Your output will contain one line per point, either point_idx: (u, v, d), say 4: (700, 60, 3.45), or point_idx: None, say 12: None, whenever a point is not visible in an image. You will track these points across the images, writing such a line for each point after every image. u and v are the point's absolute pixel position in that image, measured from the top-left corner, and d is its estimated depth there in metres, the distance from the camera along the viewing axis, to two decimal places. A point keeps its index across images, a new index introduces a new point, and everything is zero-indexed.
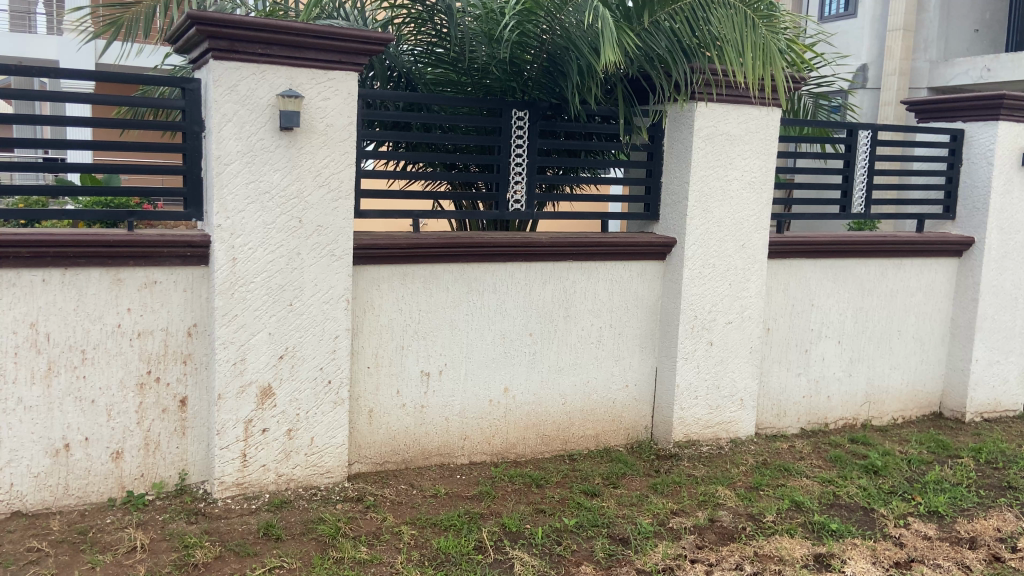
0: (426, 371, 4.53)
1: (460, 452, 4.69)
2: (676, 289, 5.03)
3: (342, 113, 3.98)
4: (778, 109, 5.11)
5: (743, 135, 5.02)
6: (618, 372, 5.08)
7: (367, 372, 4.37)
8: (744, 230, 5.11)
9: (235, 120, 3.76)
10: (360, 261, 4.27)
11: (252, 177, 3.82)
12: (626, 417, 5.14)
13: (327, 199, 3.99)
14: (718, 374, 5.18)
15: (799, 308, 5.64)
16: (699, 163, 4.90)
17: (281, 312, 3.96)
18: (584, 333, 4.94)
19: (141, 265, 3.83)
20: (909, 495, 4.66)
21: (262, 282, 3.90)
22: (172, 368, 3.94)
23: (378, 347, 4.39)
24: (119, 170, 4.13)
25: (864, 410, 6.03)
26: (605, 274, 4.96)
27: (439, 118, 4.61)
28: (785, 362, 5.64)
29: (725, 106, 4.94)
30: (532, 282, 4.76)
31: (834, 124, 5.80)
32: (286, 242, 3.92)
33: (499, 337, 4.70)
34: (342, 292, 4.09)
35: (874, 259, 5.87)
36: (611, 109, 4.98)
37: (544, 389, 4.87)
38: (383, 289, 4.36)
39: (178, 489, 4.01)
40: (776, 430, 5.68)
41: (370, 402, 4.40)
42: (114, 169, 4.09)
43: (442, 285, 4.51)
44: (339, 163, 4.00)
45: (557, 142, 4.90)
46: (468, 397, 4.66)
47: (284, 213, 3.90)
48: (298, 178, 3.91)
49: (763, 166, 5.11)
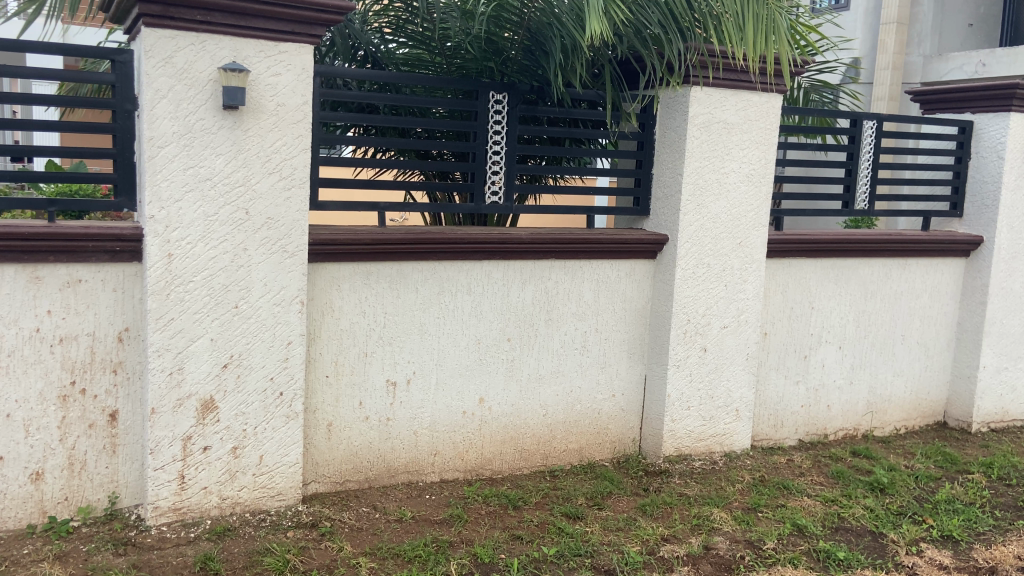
0: (392, 380, 4.09)
1: (429, 469, 4.26)
2: (668, 290, 4.61)
3: (296, 91, 3.51)
4: (779, 95, 4.70)
5: (742, 124, 4.61)
6: (604, 380, 4.66)
7: (325, 382, 3.93)
8: (741, 227, 4.70)
9: (172, 96, 3.29)
10: (318, 259, 3.82)
11: (190, 163, 3.36)
12: (612, 429, 4.72)
13: (278, 188, 3.53)
14: (712, 383, 4.77)
15: (798, 311, 5.25)
16: (694, 153, 4.49)
17: (225, 316, 3.50)
18: (566, 338, 4.52)
19: (63, 261, 3.36)
20: (919, 517, 4.30)
21: (203, 281, 3.44)
22: (100, 378, 3.48)
23: (338, 354, 3.94)
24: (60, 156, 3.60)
25: (866, 420, 5.66)
26: (591, 273, 4.54)
27: (408, 99, 4.16)
28: (783, 368, 5.25)
29: (722, 92, 4.52)
30: (511, 282, 4.33)
31: (836, 113, 5.39)
32: (230, 236, 3.46)
33: (475, 342, 4.27)
34: (296, 293, 3.63)
35: (877, 259, 5.49)
36: (598, 93, 4.55)
37: (523, 398, 4.45)
38: (344, 289, 3.92)
39: (108, 514, 3.55)
40: (773, 442, 5.29)
41: (328, 414, 3.95)
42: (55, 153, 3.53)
43: (411, 285, 4.07)
44: (292, 147, 3.53)
45: (539, 129, 4.46)
46: (439, 408, 4.22)
47: (229, 203, 3.44)
48: (244, 164, 3.45)
49: (763, 157, 4.71)
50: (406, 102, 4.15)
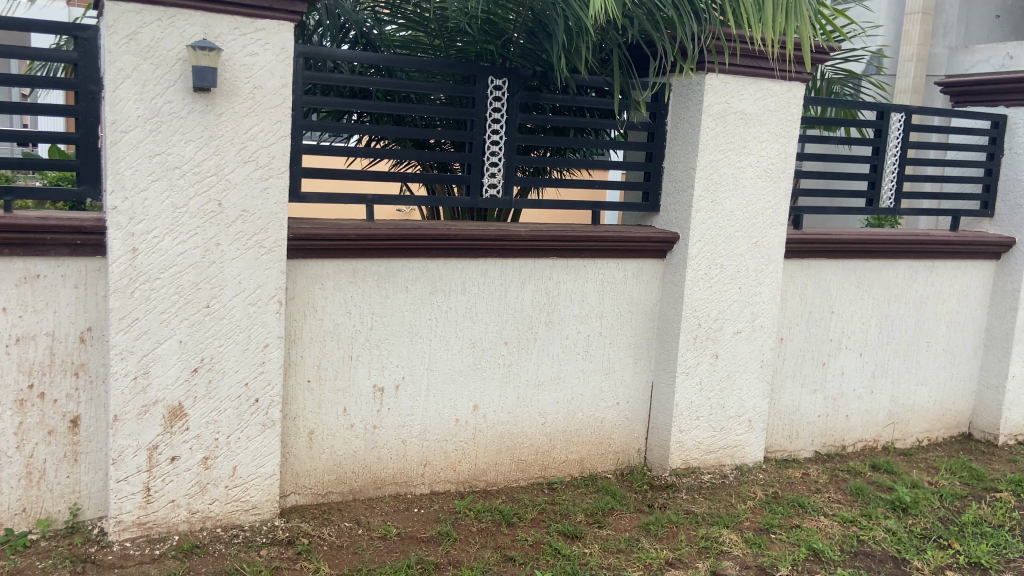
0: (380, 386, 3.81)
1: (419, 480, 3.99)
2: (678, 292, 4.31)
3: (274, 73, 3.22)
4: (801, 84, 4.38)
5: (761, 115, 4.29)
6: (608, 388, 4.36)
7: (307, 387, 3.66)
8: (757, 226, 4.38)
9: (137, 76, 3.02)
10: (299, 255, 3.54)
11: (156, 149, 3.08)
12: (616, 439, 4.44)
13: (254, 178, 3.25)
14: (723, 393, 4.46)
15: (817, 316, 4.93)
16: (709, 145, 4.18)
17: (195, 316, 3.23)
18: (568, 342, 4.22)
19: (20, 254, 3.08)
20: (945, 541, 4.01)
21: (171, 278, 3.17)
22: (60, 381, 3.22)
23: (321, 357, 3.67)
24: (25, 143, 3.32)
25: (887, 431, 5.35)
26: (595, 273, 4.24)
27: (400, 84, 3.86)
28: (800, 376, 4.94)
29: (740, 80, 4.20)
30: (509, 282, 4.04)
31: (862, 104, 5.05)
32: (201, 230, 3.19)
33: (470, 346, 3.99)
34: (273, 292, 3.35)
35: (902, 261, 5.16)
36: (605, 80, 4.23)
37: (521, 406, 4.16)
38: (328, 288, 3.64)
39: (69, 528, 3.30)
40: (787, 454, 4.99)
41: (310, 421, 3.69)
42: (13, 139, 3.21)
43: (401, 284, 3.79)
44: (270, 134, 3.25)
45: (541, 117, 4.16)
46: (430, 415, 3.95)
47: (200, 194, 3.17)
48: (216, 152, 3.17)
49: (783, 150, 4.39)
50: (397, 87, 3.85)
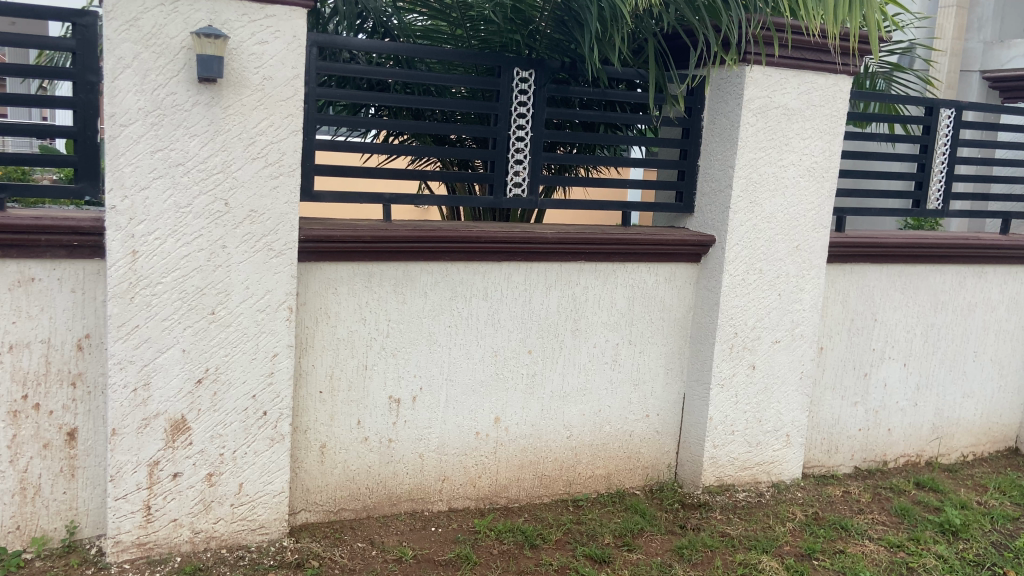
0: (396, 397, 3.59)
1: (437, 496, 3.76)
2: (713, 299, 4.04)
3: (285, 63, 2.99)
4: (848, 77, 4.09)
5: (804, 110, 4.01)
6: (637, 400, 4.11)
7: (318, 399, 3.44)
8: (798, 229, 4.11)
9: (137, 66, 2.80)
10: (311, 258, 3.32)
11: (159, 144, 2.86)
12: (645, 453, 4.18)
13: (263, 176, 3.02)
14: (760, 406, 4.19)
15: (859, 324, 4.64)
16: (749, 142, 3.90)
17: (199, 323, 3.01)
18: (595, 351, 3.97)
19: (13, 255, 2.88)
20: (1000, 570, 3.73)
21: (174, 283, 2.95)
22: (56, 392, 3.01)
23: (334, 366, 3.45)
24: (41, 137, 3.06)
25: (931, 446, 5.06)
26: (625, 278, 3.98)
27: (420, 75, 3.62)
28: (840, 388, 4.66)
29: (783, 72, 3.93)
30: (534, 287, 3.79)
31: (910, 99, 4.75)
32: (205, 231, 2.96)
33: (491, 355, 3.75)
34: (283, 298, 3.12)
35: (950, 266, 4.85)
36: (638, 72, 3.97)
37: (545, 418, 3.92)
38: (342, 293, 3.42)
39: (65, 547, 3.10)
40: (826, 470, 4.72)
41: (322, 434, 3.47)
42: (23, 134, 2.95)
43: (419, 289, 3.56)
44: (281, 128, 3.02)
45: (569, 112, 3.90)
46: (449, 428, 3.71)
47: (205, 193, 2.94)
48: (222, 147, 2.94)
49: (827, 148, 4.11)
50: (417, 79, 3.61)
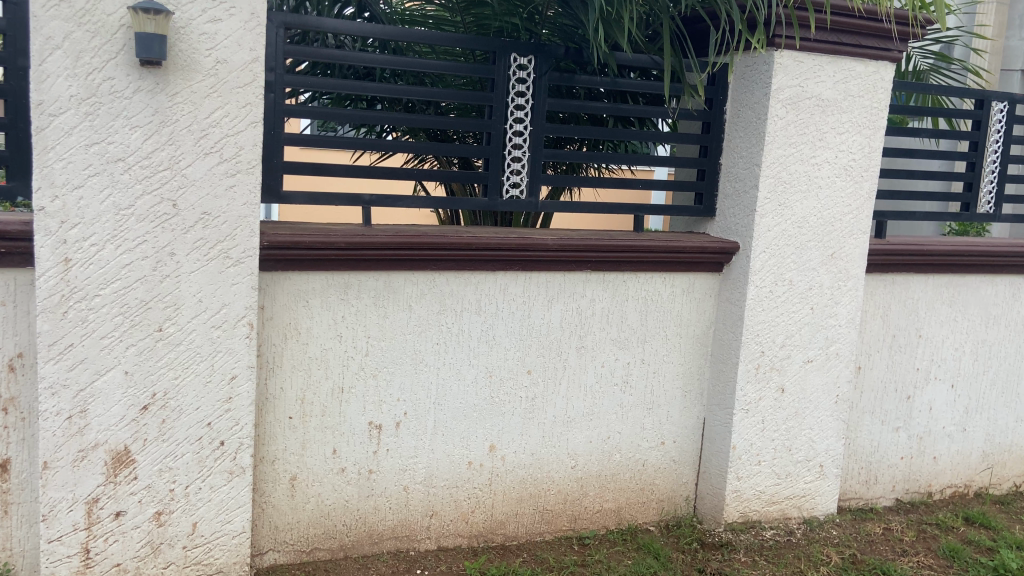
0: (377, 423, 3.19)
1: (424, 534, 3.35)
2: (737, 313, 3.59)
3: (242, 44, 2.61)
4: (889, 63, 3.63)
5: (840, 100, 3.56)
6: (651, 425, 3.67)
7: (287, 425, 3.05)
8: (834, 236, 3.65)
9: (69, 46, 2.44)
10: (278, 267, 2.94)
11: (95, 137, 2.50)
12: (660, 485, 3.74)
13: (218, 174, 2.64)
14: (790, 434, 3.74)
15: (901, 341, 4.17)
16: (777, 137, 3.46)
17: (145, 342, 2.64)
18: (604, 371, 3.55)
19: None
20: None
21: (114, 296, 2.58)
22: None
23: (305, 389, 3.06)
24: None
25: (981, 476, 4.54)
26: (638, 290, 3.55)
27: (405, 62, 3.22)
28: (879, 412, 4.19)
29: (816, 57, 3.48)
30: (534, 300, 3.38)
31: (959, 91, 4.26)
32: (151, 236, 2.59)
33: (485, 376, 3.34)
34: (241, 312, 2.74)
35: (1003, 276, 4.35)
36: (652, 59, 3.54)
37: (547, 447, 3.50)
38: (314, 307, 3.03)
39: None
40: (864, 502, 4.25)
41: (291, 465, 3.08)
42: None
43: (403, 302, 3.16)
44: (237, 119, 2.64)
45: (574, 103, 3.49)
46: (437, 458, 3.31)
47: (150, 193, 2.57)
48: (169, 140, 2.57)
49: (866, 143, 3.65)
50: (400, 66, 3.21)
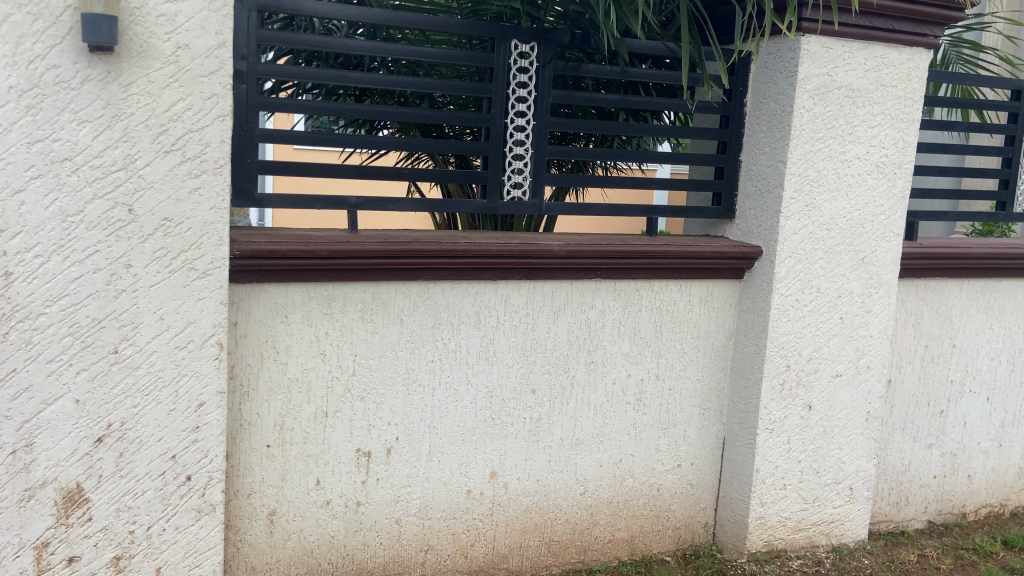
0: (366, 450, 2.87)
1: (418, 571, 3.04)
2: (760, 325, 3.28)
3: (207, 27, 2.31)
4: (924, 50, 3.33)
5: (872, 91, 3.25)
6: (667, 447, 3.36)
7: (265, 455, 2.74)
8: (865, 238, 3.34)
9: (5, 29, 2.12)
10: (253, 279, 2.63)
11: (37, 133, 2.18)
12: (676, 512, 3.43)
13: (181, 175, 2.33)
14: (818, 455, 3.43)
15: (935, 351, 3.86)
16: (804, 131, 3.15)
17: (99, 366, 2.32)
18: (615, 389, 3.24)
19: None
20: None
21: (62, 314, 2.27)
22: None
23: (284, 414, 2.75)
24: None
25: (1019, 494, 4.23)
26: (652, 300, 3.24)
27: (393, 49, 2.90)
28: (911, 428, 3.88)
29: (846, 43, 3.17)
30: (538, 312, 3.07)
31: (997, 81, 3.95)
32: (104, 246, 2.28)
33: (485, 396, 3.03)
34: (209, 331, 2.43)
35: None
36: (667, 46, 3.22)
37: (553, 472, 3.19)
38: (293, 323, 2.72)
39: None
40: (894, 525, 3.94)
41: (270, 499, 2.77)
42: None
43: (393, 317, 2.85)
44: (202, 112, 2.33)
45: (580, 95, 3.17)
46: (432, 487, 2.99)
47: (102, 197, 2.26)
48: (124, 137, 2.26)
49: (900, 138, 3.34)
50: (388, 54, 2.89)
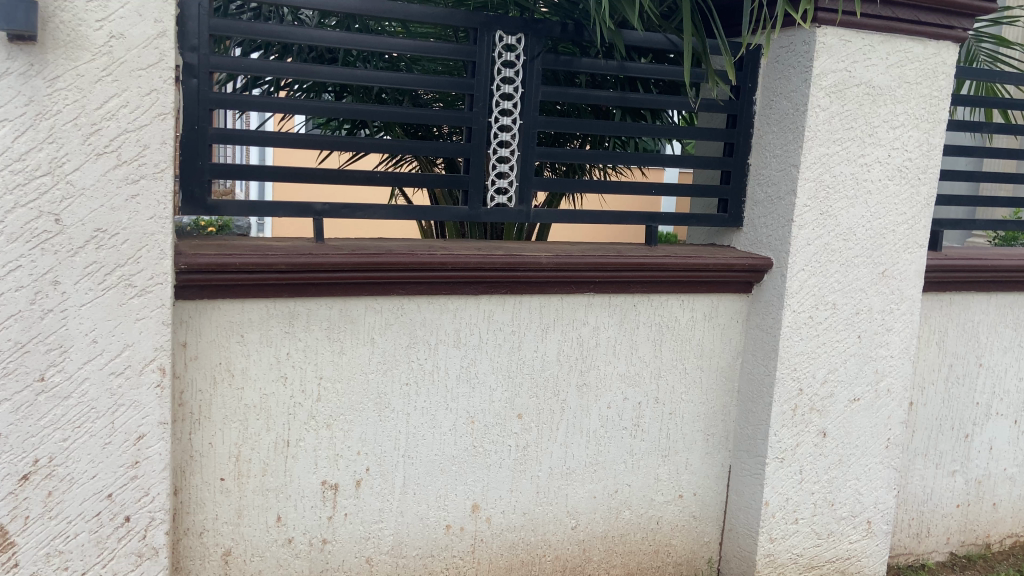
0: (332, 483, 2.61)
1: None
2: (769, 344, 3.00)
3: (144, 14, 2.05)
4: (952, 44, 3.03)
5: (894, 89, 2.96)
6: (667, 476, 3.09)
7: (219, 489, 2.48)
8: (885, 250, 3.05)
9: None
10: (204, 295, 2.37)
11: None
12: (677, 546, 3.15)
13: (116, 180, 2.07)
14: (832, 486, 3.14)
15: (960, 371, 3.56)
16: (819, 132, 2.87)
17: (23, 395, 2.07)
18: (609, 414, 2.96)
19: None
20: None
21: None
22: None
23: (241, 444, 2.49)
24: None
25: None
26: (650, 317, 2.96)
27: (365, 41, 2.62)
28: (933, 453, 3.59)
29: (866, 36, 2.89)
30: (525, 330, 2.79)
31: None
32: (28, 260, 2.02)
33: (466, 423, 2.76)
34: (150, 355, 2.17)
35: None
36: (669, 39, 2.93)
37: (542, 505, 2.91)
38: (250, 344, 2.45)
39: None
40: (914, 559, 3.64)
41: (224, 537, 2.51)
42: None
43: (362, 336, 2.58)
44: (139, 110, 2.07)
45: (572, 92, 2.89)
46: (407, 522, 2.73)
47: (25, 205, 2.00)
48: (50, 137, 2.00)
49: (924, 140, 3.04)
50: (359, 47, 2.60)
